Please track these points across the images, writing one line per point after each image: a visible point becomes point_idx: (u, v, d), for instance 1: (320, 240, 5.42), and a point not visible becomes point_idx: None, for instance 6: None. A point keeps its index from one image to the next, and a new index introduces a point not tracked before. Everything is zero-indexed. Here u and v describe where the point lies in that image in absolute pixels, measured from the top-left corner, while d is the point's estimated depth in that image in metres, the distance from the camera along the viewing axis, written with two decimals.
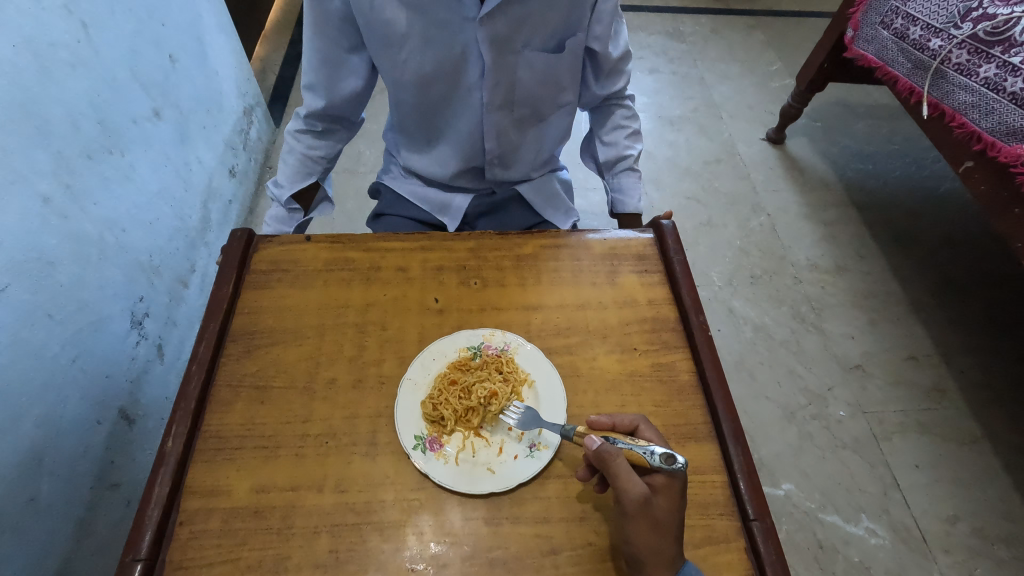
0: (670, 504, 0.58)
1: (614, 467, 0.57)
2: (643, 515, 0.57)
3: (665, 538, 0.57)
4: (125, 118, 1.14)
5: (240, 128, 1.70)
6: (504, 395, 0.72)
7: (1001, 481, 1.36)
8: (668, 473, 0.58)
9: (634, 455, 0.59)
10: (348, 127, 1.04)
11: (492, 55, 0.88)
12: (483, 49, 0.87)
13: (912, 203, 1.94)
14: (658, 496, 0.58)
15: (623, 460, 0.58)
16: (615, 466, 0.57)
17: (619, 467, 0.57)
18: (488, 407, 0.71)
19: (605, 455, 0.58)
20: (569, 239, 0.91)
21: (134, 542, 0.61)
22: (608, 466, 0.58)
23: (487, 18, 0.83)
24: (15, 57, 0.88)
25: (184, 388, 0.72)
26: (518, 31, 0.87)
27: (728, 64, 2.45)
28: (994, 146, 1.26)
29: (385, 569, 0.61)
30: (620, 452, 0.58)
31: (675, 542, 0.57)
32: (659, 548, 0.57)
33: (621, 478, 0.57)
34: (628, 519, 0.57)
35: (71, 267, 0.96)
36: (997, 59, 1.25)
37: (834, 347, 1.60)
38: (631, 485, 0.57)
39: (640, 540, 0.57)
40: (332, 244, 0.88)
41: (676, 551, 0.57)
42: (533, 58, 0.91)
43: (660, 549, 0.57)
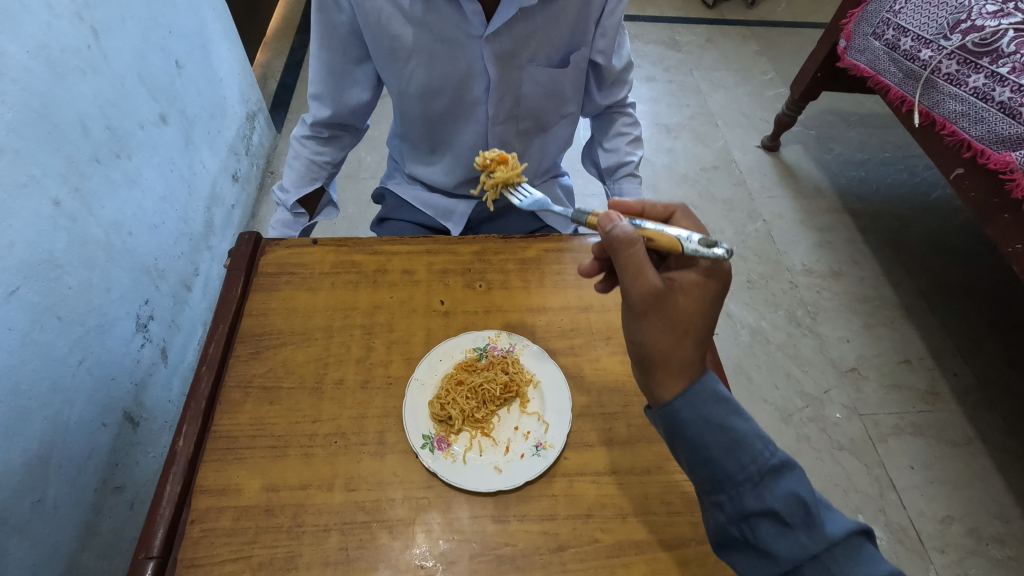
0: (694, 304, 0.55)
1: (630, 253, 0.54)
2: (657, 314, 0.55)
3: (683, 344, 0.55)
4: (132, 123, 1.15)
5: (243, 134, 1.71)
6: (512, 164, 0.86)
7: (993, 482, 1.39)
8: (705, 261, 0.55)
9: (666, 239, 0.56)
10: (353, 133, 1.05)
11: (497, 71, 0.90)
12: (489, 65, 0.89)
13: (904, 209, 1.97)
14: (680, 296, 0.55)
15: (642, 247, 0.55)
16: (630, 254, 0.54)
17: (632, 255, 0.54)
18: (488, 177, 0.87)
19: (617, 241, 0.55)
20: (572, 243, 0.92)
21: (147, 539, 0.61)
22: (624, 253, 0.54)
23: (492, 35, 0.85)
24: (29, 63, 0.89)
25: (194, 388, 0.73)
26: (523, 47, 0.89)
27: (724, 73, 2.49)
28: (984, 153, 1.30)
29: (393, 566, 0.61)
30: (640, 240, 0.55)
31: (696, 351, 0.56)
32: (675, 353, 0.55)
33: (636, 268, 0.54)
34: (638, 315, 0.55)
35: (80, 270, 0.97)
36: (985, 70, 1.29)
37: (830, 351, 1.62)
38: (641, 278, 0.54)
39: (652, 343, 0.56)
40: (338, 247, 0.89)
41: (697, 361, 0.56)
42: (538, 72, 0.93)
43: (676, 356, 0.55)
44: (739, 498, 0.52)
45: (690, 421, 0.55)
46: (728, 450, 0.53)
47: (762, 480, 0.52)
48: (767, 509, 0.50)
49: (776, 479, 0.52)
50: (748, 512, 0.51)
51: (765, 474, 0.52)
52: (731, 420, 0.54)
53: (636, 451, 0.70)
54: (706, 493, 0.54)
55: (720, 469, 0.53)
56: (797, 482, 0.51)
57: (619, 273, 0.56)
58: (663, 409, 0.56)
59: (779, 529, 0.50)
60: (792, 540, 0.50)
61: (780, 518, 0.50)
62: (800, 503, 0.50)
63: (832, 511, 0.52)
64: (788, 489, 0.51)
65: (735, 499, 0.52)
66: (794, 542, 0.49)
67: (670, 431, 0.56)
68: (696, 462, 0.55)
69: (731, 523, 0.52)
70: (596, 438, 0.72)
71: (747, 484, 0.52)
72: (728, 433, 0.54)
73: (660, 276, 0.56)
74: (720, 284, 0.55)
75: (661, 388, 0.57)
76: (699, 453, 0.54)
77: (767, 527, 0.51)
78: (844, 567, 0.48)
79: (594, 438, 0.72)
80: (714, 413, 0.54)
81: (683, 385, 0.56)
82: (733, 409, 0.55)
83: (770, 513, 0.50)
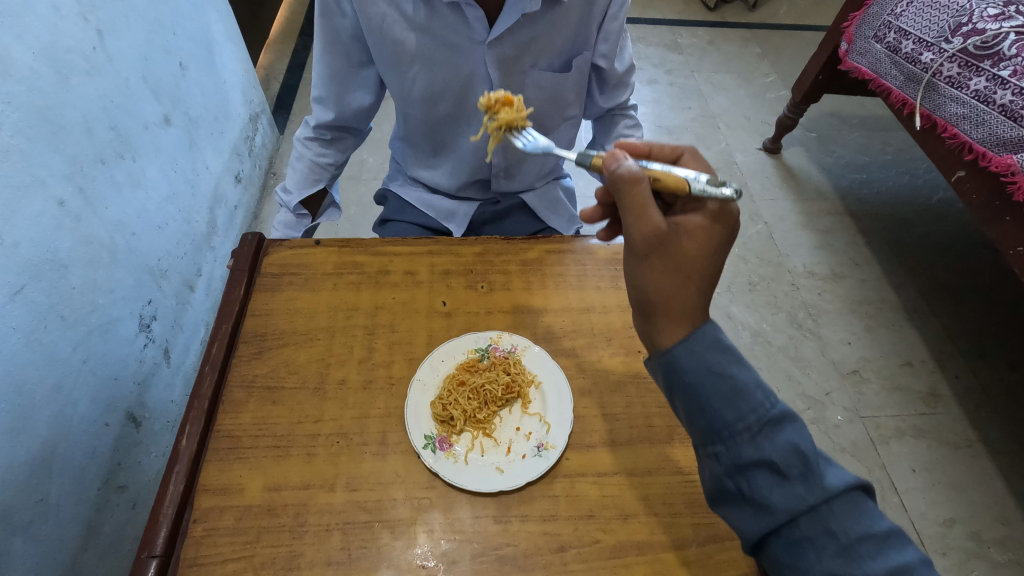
0: (699, 248, 0.53)
1: (635, 192, 0.53)
2: (659, 256, 0.53)
3: (686, 289, 0.53)
4: (136, 124, 1.15)
5: (246, 135, 1.72)
6: (516, 106, 0.80)
7: (995, 485, 1.38)
8: (713, 203, 0.54)
9: (674, 179, 0.56)
10: (356, 135, 1.06)
11: (500, 75, 0.91)
12: (491, 70, 0.90)
13: (905, 211, 1.97)
14: (685, 239, 0.53)
15: (648, 187, 0.53)
16: (635, 193, 0.53)
17: (637, 195, 0.53)
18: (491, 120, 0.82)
19: (622, 180, 0.53)
20: (574, 244, 0.93)
21: (150, 539, 0.62)
22: (628, 192, 0.53)
23: (495, 41, 0.86)
24: (34, 64, 0.90)
25: (197, 388, 0.73)
26: (525, 52, 0.90)
27: (725, 75, 2.50)
28: (986, 155, 1.30)
29: (394, 565, 0.61)
30: (645, 179, 0.53)
31: (700, 296, 0.54)
32: (678, 297, 0.54)
33: (641, 208, 0.53)
34: (640, 258, 0.54)
35: (84, 270, 0.97)
36: (987, 73, 1.29)
37: (832, 353, 1.62)
38: (644, 219, 0.53)
39: (654, 286, 0.54)
40: (341, 248, 0.90)
41: (700, 308, 0.54)
42: (540, 76, 0.94)
43: (678, 301, 0.54)
44: (736, 449, 0.51)
45: (690, 368, 0.53)
46: (728, 398, 0.51)
47: (761, 430, 0.50)
48: (765, 459, 0.49)
49: (775, 429, 0.50)
50: (745, 463, 0.50)
51: (765, 425, 0.50)
52: (732, 368, 0.52)
53: (637, 452, 0.71)
54: (704, 443, 0.53)
55: (718, 418, 0.51)
56: (797, 434, 0.50)
57: (622, 213, 0.54)
58: (662, 356, 0.54)
59: (775, 480, 0.49)
60: (789, 491, 0.48)
61: (777, 469, 0.49)
62: (799, 455, 0.49)
63: (831, 464, 0.51)
64: (788, 440, 0.50)
65: (733, 449, 0.51)
66: (790, 492, 0.48)
67: (669, 379, 0.54)
68: (694, 412, 0.53)
69: (728, 476, 0.51)
70: (598, 439, 0.72)
71: (746, 434, 0.50)
72: (729, 381, 0.52)
73: (665, 218, 0.55)
74: (728, 229, 0.54)
75: (661, 334, 0.55)
76: (697, 402, 0.53)
77: (763, 478, 0.49)
78: (843, 522, 0.47)
79: (595, 440, 0.72)
80: (715, 361, 0.53)
81: (684, 332, 0.54)
82: (734, 358, 0.53)
83: (767, 463, 0.49)
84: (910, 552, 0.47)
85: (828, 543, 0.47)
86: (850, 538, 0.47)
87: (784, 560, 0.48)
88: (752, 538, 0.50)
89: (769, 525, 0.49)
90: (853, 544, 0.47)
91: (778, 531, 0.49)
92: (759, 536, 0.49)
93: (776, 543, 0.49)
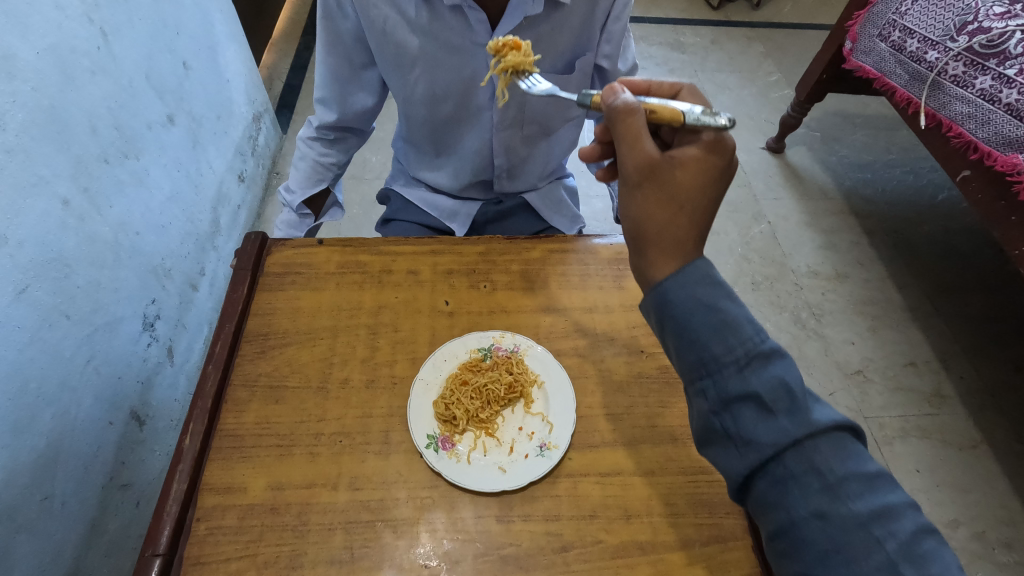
0: (693, 178, 0.54)
1: (629, 121, 0.55)
2: (651, 185, 0.55)
3: (677, 219, 0.54)
4: (140, 124, 1.16)
5: (249, 134, 1.72)
6: (524, 51, 0.80)
7: (1000, 485, 1.38)
8: (705, 135, 0.55)
9: (670, 112, 0.56)
10: (359, 135, 1.05)
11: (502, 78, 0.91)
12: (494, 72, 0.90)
13: (909, 211, 1.96)
14: (678, 169, 0.54)
15: (642, 118, 0.55)
16: (629, 123, 0.55)
17: (631, 125, 0.55)
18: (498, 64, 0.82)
19: (617, 111, 0.55)
20: (577, 243, 0.93)
21: (153, 537, 0.62)
22: (622, 123, 0.55)
23: None
24: (39, 64, 0.90)
25: (201, 387, 0.73)
26: None
27: (729, 74, 2.49)
28: (991, 155, 1.29)
29: (397, 565, 0.61)
30: (640, 110, 0.55)
31: (691, 227, 0.54)
32: (668, 227, 0.55)
33: (634, 136, 0.55)
34: (633, 187, 0.56)
35: (88, 269, 0.98)
36: (992, 71, 1.28)
37: (835, 353, 1.62)
38: (637, 148, 0.55)
39: (645, 216, 0.55)
40: (343, 248, 0.90)
41: (692, 240, 0.55)
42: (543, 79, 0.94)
43: (669, 231, 0.55)
44: (723, 382, 0.50)
45: (680, 300, 0.52)
46: (717, 331, 0.51)
47: (749, 363, 0.49)
48: (751, 392, 0.48)
49: (764, 364, 0.49)
50: (732, 397, 0.49)
51: (752, 358, 0.49)
52: (722, 302, 0.52)
53: (640, 452, 0.70)
54: (691, 379, 0.52)
55: (707, 351, 0.51)
56: (785, 370, 0.49)
57: (617, 144, 0.57)
58: (654, 290, 0.54)
59: (762, 416, 0.48)
60: (775, 426, 0.47)
61: (764, 403, 0.48)
62: (785, 389, 0.48)
63: (820, 403, 0.50)
64: (775, 374, 0.49)
65: (720, 383, 0.50)
66: (776, 428, 0.47)
67: (660, 313, 0.54)
68: (684, 346, 0.52)
69: (714, 412, 0.50)
70: (601, 439, 0.72)
71: (732, 367, 0.50)
72: (719, 314, 0.51)
73: (661, 151, 0.56)
74: (722, 161, 0.55)
75: (653, 267, 0.56)
76: (686, 335, 0.52)
77: (749, 414, 0.48)
78: (830, 460, 0.46)
79: (598, 440, 0.72)
80: (705, 294, 0.52)
81: (675, 264, 0.55)
82: (725, 293, 0.52)
83: (753, 397, 0.48)
84: (897, 494, 0.47)
85: (814, 481, 0.46)
86: (836, 477, 0.46)
87: (769, 499, 0.48)
88: (737, 477, 0.49)
89: (754, 461, 0.48)
90: (839, 482, 0.46)
91: (764, 469, 0.48)
92: (744, 474, 0.49)
93: (762, 482, 0.48)
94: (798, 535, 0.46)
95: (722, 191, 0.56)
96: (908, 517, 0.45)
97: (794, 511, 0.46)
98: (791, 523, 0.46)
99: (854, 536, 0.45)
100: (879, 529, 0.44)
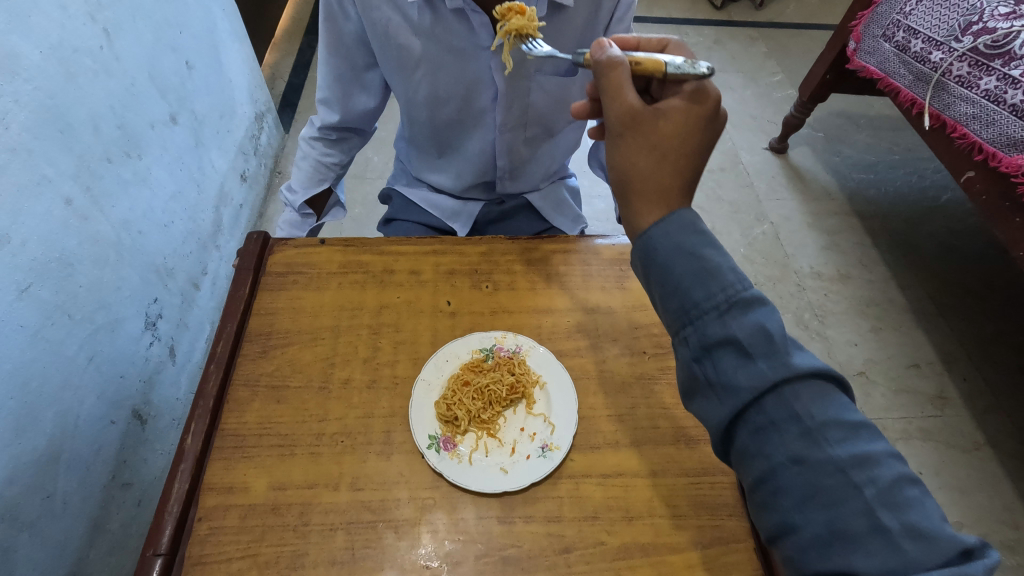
0: (677, 127, 0.53)
1: (613, 75, 0.55)
2: (635, 135, 0.54)
3: (662, 169, 0.54)
4: (143, 123, 1.16)
5: (252, 133, 1.73)
6: (529, 16, 0.77)
7: (1003, 488, 1.37)
8: (687, 85, 0.55)
9: (654, 65, 0.56)
10: (361, 135, 1.05)
11: (505, 80, 0.90)
12: (496, 75, 0.90)
13: (913, 211, 1.96)
14: (663, 119, 0.54)
15: (626, 70, 0.55)
16: (613, 76, 0.55)
17: (615, 77, 0.55)
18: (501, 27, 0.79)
19: (602, 65, 0.55)
20: (580, 244, 0.92)
21: (155, 537, 0.62)
22: (607, 76, 0.55)
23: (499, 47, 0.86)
24: (41, 63, 0.90)
25: (202, 386, 0.73)
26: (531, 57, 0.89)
27: (732, 74, 2.48)
28: (995, 156, 1.29)
29: (398, 565, 0.61)
30: (625, 63, 0.55)
31: (677, 176, 0.54)
32: (653, 177, 0.54)
33: (618, 88, 0.55)
34: (617, 139, 0.55)
35: (90, 268, 0.98)
36: (997, 72, 1.28)
37: (838, 354, 1.61)
38: (621, 100, 0.54)
39: (630, 166, 0.55)
40: (345, 247, 0.90)
41: (677, 189, 0.54)
42: (546, 81, 0.93)
43: (654, 181, 0.54)
44: (704, 327, 0.50)
45: (663, 249, 0.52)
46: (698, 277, 0.50)
47: (729, 309, 0.49)
48: (730, 337, 0.48)
49: (746, 310, 0.49)
50: (711, 342, 0.49)
51: (733, 304, 0.49)
52: (705, 250, 0.51)
53: (642, 453, 0.70)
54: (675, 327, 0.52)
55: (689, 297, 0.50)
56: (767, 316, 0.48)
57: (602, 98, 0.56)
58: (639, 239, 0.54)
59: (741, 360, 0.47)
60: (752, 370, 0.47)
61: (743, 348, 0.47)
62: (764, 334, 0.47)
63: (800, 349, 0.49)
64: (756, 320, 0.48)
65: (700, 330, 0.50)
66: (753, 371, 0.47)
67: (644, 262, 0.54)
68: (667, 293, 0.52)
69: (695, 359, 0.50)
70: (603, 440, 0.71)
71: (712, 313, 0.49)
72: (701, 261, 0.51)
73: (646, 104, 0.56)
74: (707, 111, 0.54)
75: (638, 218, 0.55)
76: (670, 283, 0.52)
77: (729, 359, 0.48)
78: (809, 405, 0.46)
79: (599, 440, 0.71)
80: (687, 241, 0.52)
81: (660, 214, 0.54)
82: (710, 241, 0.52)
83: (732, 342, 0.48)
84: (878, 443, 0.46)
85: (792, 427, 0.46)
86: (815, 423, 0.45)
87: (750, 448, 0.47)
88: (718, 426, 0.49)
89: (733, 407, 0.48)
90: (818, 428, 0.45)
91: (743, 418, 0.48)
92: (724, 422, 0.48)
93: (743, 431, 0.48)
94: (778, 482, 0.46)
95: (708, 141, 0.55)
96: (888, 466, 0.44)
97: (773, 459, 0.46)
98: (771, 470, 0.46)
99: (831, 480, 0.44)
100: (858, 474, 0.44)
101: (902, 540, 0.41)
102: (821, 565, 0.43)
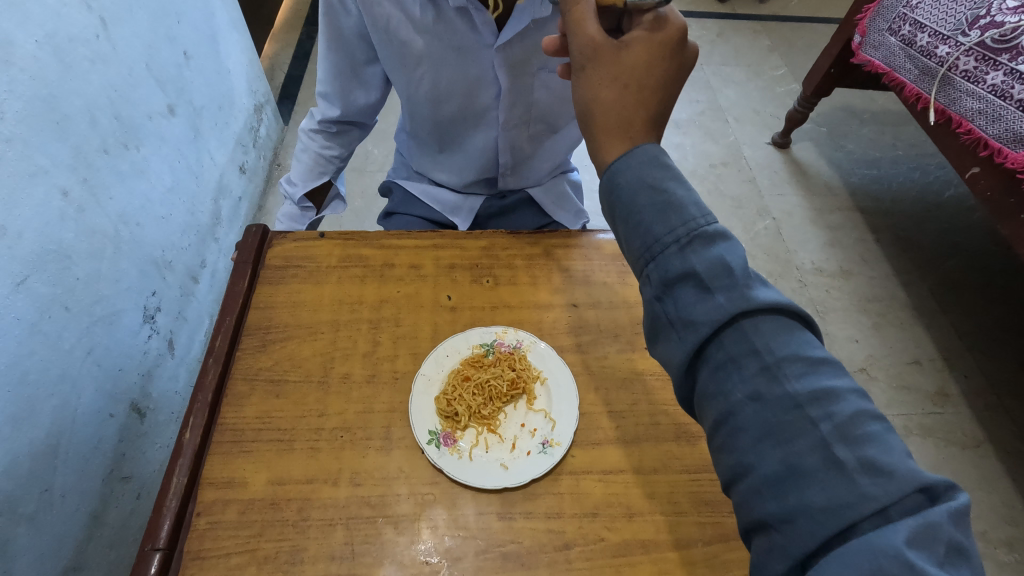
0: (640, 57, 0.51)
1: (576, 8, 0.53)
2: (598, 68, 0.52)
3: (625, 101, 0.52)
4: (140, 114, 1.14)
5: (251, 125, 1.71)
6: None
7: (1001, 484, 1.37)
8: (647, 15, 0.53)
9: None
10: (362, 128, 1.04)
11: (509, 79, 0.90)
12: (500, 73, 0.89)
13: (917, 207, 1.95)
14: (625, 51, 0.52)
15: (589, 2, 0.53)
16: (575, 9, 0.53)
17: (576, 10, 0.53)
18: None
19: None
20: (581, 239, 0.91)
21: (153, 532, 0.62)
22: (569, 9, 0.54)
23: (504, 45, 0.85)
24: (37, 53, 0.89)
25: (200, 380, 0.73)
26: (535, 54, 0.88)
27: (735, 68, 2.47)
28: (1001, 152, 1.28)
29: (397, 561, 0.61)
30: None
31: (639, 107, 0.52)
32: (616, 110, 0.52)
33: (580, 20, 0.53)
34: (580, 71, 0.54)
35: (88, 261, 0.97)
36: (1004, 67, 1.26)
37: (839, 351, 1.61)
38: (583, 32, 0.53)
39: (594, 100, 0.53)
40: (344, 241, 0.89)
41: (640, 120, 0.52)
42: (550, 80, 0.92)
43: (616, 114, 0.52)
44: (664, 262, 0.49)
45: (627, 181, 0.51)
46: (659, 211, 0.50)
47: (690, 243, 0.49)
48: (689, 271, 0.48)
49: (708, 244, 0.49)
50: (672, 277, 0.48)
51: (694, 238, 0.49)
52: (669, 184, 0.50)
53: (642, 450, 0.70)
54: (638, 267, 0.51)
55: (651, 233, 0.50)
56: (729, 251, 0.48)
57: (567, 32, 0.55)
58: (605, 174, 0.53)
59: (700, 293, 0.47)
60: (710, 303, 0.47)
61: (701, 281, 0.47)
62: (724, 267, 0.47)
63: (764, 285, 0.48)
64: (717, 254, 0.48)
65: (662, 266, 0.49)
66: (712, 304, 0.46)
67: (610, 197, 0.53)
68: (630, 231, 0.52)
69: (657, 298, 0.49)
70: (604, 436, 0.71)
71: (674, 247, 0.49)
72: (665, 196, 0.50)
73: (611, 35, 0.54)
74: (671, 39, 0.52)
75: (603, 152, 0.54)
76: (633, 221, 0.51)
77: (688, 294, 0.48)
78: (769, 341, 0.45)
79: (599, 436, 0.71)
80: (651, 175, 0.51)
81: (624, 150, 0.53)
82: (674, 175, 0.51)
83: (692, 276, 0.48)
84: (840, 380, 0.45)
85: (752, 363, 0.45)
86: (775, 357, 0.45)
87: (710, 388, 0.47)
88: (679, 364, 0.48)
89: (691, 342, 0.47)
90: (778, 363, 0.45)
91: (704, 356, 0.47)
92: (685, 361, 0.48)
93: (704, 371, 0.47)
94: (737, 422, 0.45)
95: (675, 72, 0.53)
96: (849, 401, 0.43)
97: (731, 397, 0.46)
98: (729, 410, 0.46)
99: (786, 416, 0.43)
100: (815, 410, 0.43)
101: (857, 475, 0.40)
102: (773, 504, 0.42)
